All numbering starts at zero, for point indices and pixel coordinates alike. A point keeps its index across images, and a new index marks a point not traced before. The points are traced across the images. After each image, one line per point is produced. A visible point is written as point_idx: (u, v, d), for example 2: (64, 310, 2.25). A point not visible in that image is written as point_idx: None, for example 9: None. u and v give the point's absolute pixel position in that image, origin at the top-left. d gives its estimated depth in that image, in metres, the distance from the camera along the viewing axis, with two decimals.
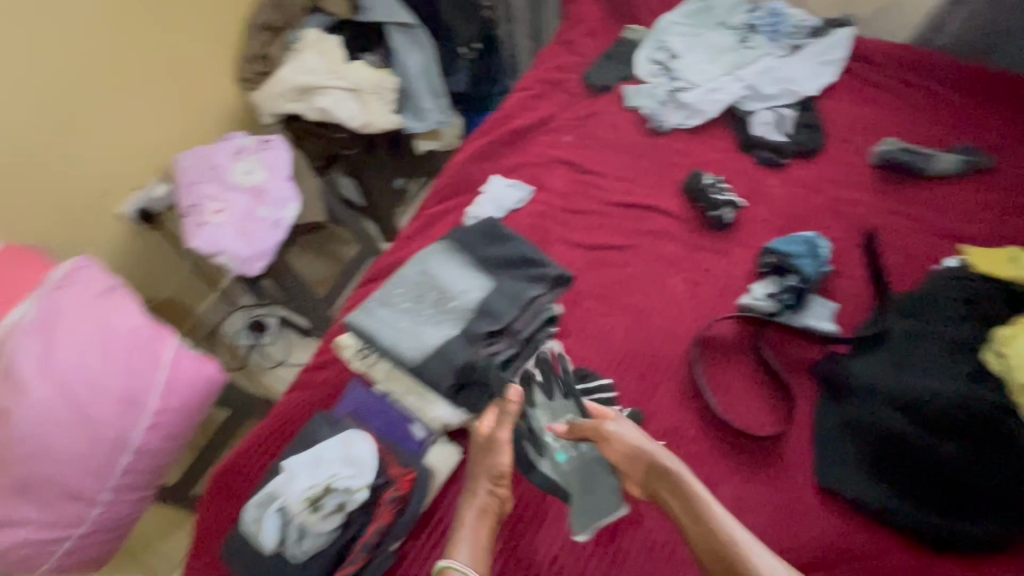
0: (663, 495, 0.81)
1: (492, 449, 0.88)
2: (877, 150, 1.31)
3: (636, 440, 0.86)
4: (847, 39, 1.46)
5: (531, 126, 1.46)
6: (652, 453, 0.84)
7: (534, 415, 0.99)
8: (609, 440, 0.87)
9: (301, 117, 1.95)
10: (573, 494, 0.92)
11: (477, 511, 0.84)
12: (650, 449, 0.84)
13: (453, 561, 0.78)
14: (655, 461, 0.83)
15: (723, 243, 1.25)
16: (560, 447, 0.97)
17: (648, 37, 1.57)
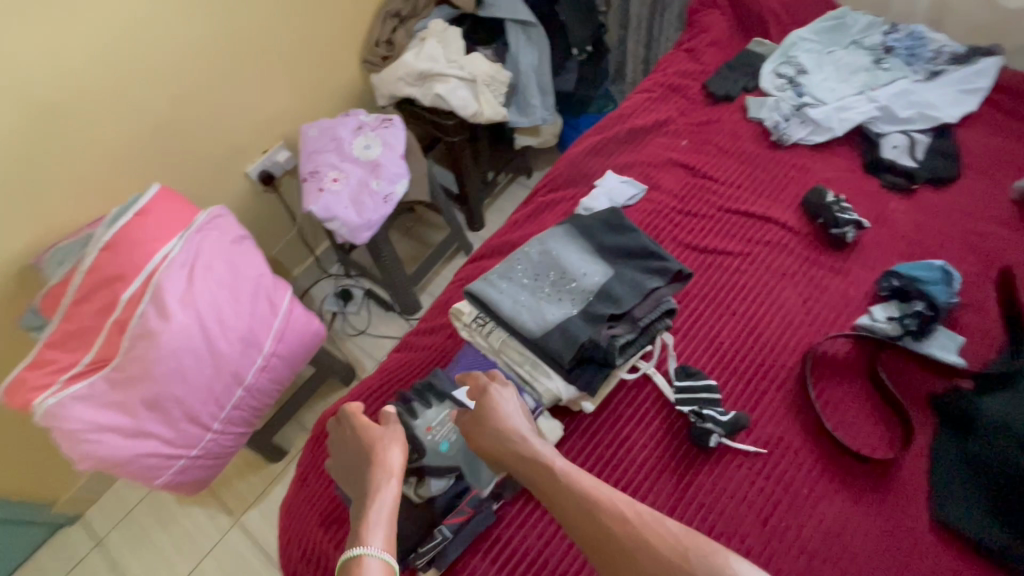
0: (525, 470, 0.82)
1: (377, 439, 0.91)
2: (1020, 185, 1.25)
3: (502, 420, 0.89)
4: (994, 68, 1.40)
5: (649, 126, 1.48)
6: (513, 433, 0.87)
7: (412, 424, 1.01)
8: (479, 424, 0.90)
9: (415, 101, 2.07)
10: (464, 468, 0.99)
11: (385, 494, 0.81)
12: (512, 428, 0.87)
13: (367, 546, 0.73)
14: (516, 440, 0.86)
15: (842, 261, 1.22)
16: (442, 437, 1.00)
17: (774, 51, 1.57)
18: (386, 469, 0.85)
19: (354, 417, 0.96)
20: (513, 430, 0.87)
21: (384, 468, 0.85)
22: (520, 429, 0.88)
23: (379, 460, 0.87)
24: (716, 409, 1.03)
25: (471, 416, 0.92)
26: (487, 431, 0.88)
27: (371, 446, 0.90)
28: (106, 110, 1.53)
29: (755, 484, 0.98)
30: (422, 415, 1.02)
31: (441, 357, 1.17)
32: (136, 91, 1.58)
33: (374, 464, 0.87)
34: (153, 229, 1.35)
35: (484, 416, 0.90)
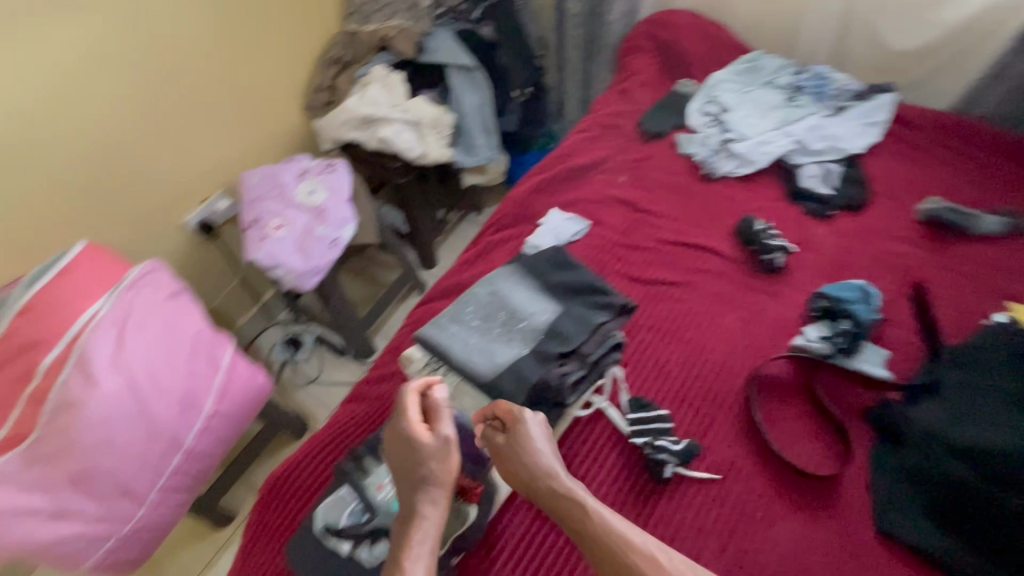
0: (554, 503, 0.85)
1: (430, 450, 0.87)
2: (922, 207, 1.37)
3: (537, 451, 0.90)
4: (890, 103, 1.55)
5: (589, 164, 1.55)
6: (544, 464, 0.88)
7: (364, 481, 0.97)
8: (510, 449, 0.91)
9: (360, 145, 2.07)
10: None
11: (431, 522, 0.83)
12: (543, 460, 0.89)
13: None
14: (545, 472, 0.88)
15: (775, 284, 1.30)
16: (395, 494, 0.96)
17: (699, 91, 1.68)
18: (436, 491, 0.85)
19: (408, 422, 0.89)
20: (544, 462, 0.89)
21: (434, 489, 0.85)
22: (549, 460, 0.89)
23: (427, 479, 0.86)
24: (669, 439, 1.05)
25: (503, 438, 0.93)
26: (523, 462, 0.89)
27: (423, 458, 0.87)
28: (24, 166, 1.46)
29: (714, 510, 1.00)
30: (375, 471, 0.98)
31: (393, 406, 1.14)
32: (57, 145, 1.52)
33: (422, 482, 0.85)
34: (76, 287, 1.27)
35: (514, 443, 0.91)
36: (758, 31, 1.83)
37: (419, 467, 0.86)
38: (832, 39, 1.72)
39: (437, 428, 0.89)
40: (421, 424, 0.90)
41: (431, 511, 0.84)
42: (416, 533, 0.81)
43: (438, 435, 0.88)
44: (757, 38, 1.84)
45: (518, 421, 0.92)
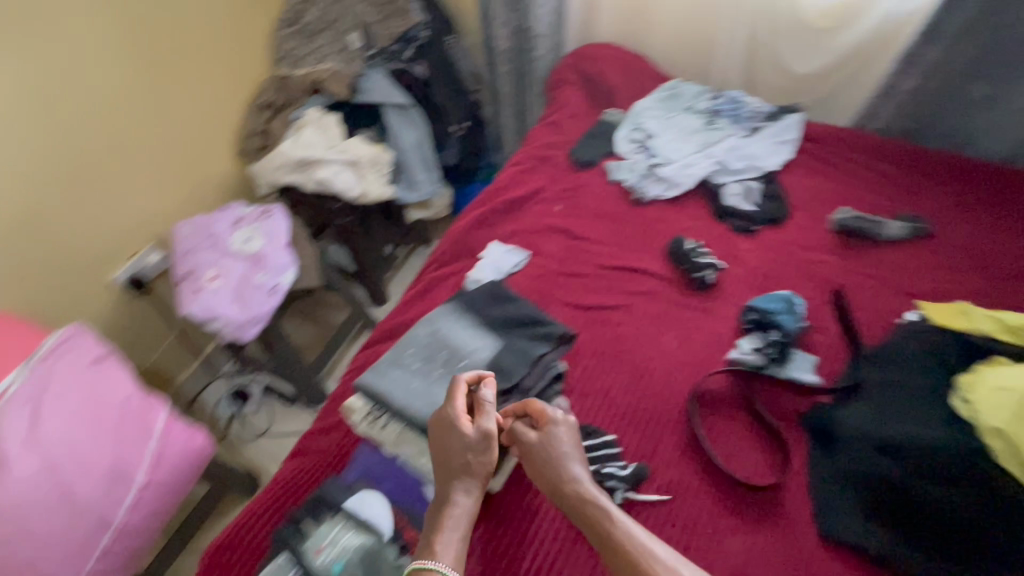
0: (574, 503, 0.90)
1: (468, 444, 0.92)
2: (834, 218, 1.47)
3: (567, 455, 0.94)
4: (797, 123, 1.67)
5: (525, 195, 1.58)
6: (570, 467, 0.93)
7: (302, 547, 0.93)
8: (537, 446, 0.95)
9: (297, 188, 2.05)
10: None
11: (462, 510, 0.90)
12: (569, 463, 0.94)
13: (435, 562, 0.82)
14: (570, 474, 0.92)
15: (708, 300, 1.35)
16: (334, 557, 0.91)
17: (625, 119, 1.76)
18: (469, 481, 0.92)
19: (453, 409, 0.95)
20: (569, 466, 0.93)
21: (468, 480, 0.92)
22: (573, 465, 0.94)
23: (462, 471, 0.92)
24: (617, 464, 1.07)
25: (529, 437, 0.97)
26: (552, 463, 0.93)
27: (461, 451, 0.92)
28: None
29: (667, 532, 1.01)
30: (314, 534, 0.94)
31: (337, 460, 1.09)
32: None
33: (457, 473, 0.92)
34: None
35: (541, 442, 0.96)
36: (675, 60, 1.95)
37: (456, 458, 0.93)
38: (743, 66, 1.85)
39: (479, 420, 0.95)
40: (464, 417, 0.95)
41: (464, 500, 0.91)
42: (449, 518, 0.89)
43: (481, 424, 0.94)
44: (675, 67, 1.96)
45: (551, 422, 0.98)
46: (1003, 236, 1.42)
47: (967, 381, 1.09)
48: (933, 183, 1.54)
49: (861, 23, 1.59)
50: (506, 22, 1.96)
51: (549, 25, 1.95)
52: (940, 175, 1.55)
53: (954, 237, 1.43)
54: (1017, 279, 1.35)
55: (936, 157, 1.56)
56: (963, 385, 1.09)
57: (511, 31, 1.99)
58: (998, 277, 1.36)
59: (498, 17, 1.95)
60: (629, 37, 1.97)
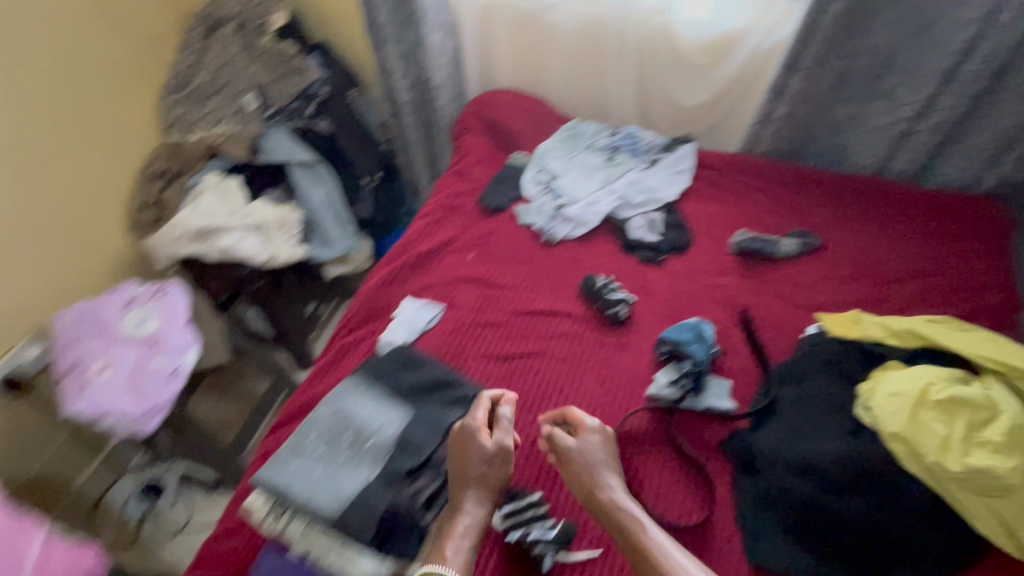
0: (601, 505, 1.00)
1: (486, 454, 0.95)
2: (733, 241, 1.54)
3: (598, 463, 1.05)
4: (690, 152, 1.75)
5: (436, 246, 1.56)
6: (601, 472, 1.04)
7: None
8: (571, 452, 1.06)
9: (199, 259, 1.93)
10: None
11: (471, 521, 0.90)
12: (600, 469, 1.04)
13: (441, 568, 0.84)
14: (600, 479, 1.02)
15: (623, 335, 1.36)
16: None
17: (530, 162, 1.80)
18: (481, 492, 0.93)
19: (473, 420, 0.99)
20: (600, 472, 1.04)
21: (483, 490, 0.93)
22: (605, 472, 1.05)
23: (477, 481, 0.93)
24: (545, 525, 1.03)
25: (564, 444, 1.07)
26: (583, 468, 1.04)
27: (478, 461, 0.95)
28: None
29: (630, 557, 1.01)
30: None
31: (242, 567, 0.98)
32: None
33: (471, 482, 0.93)
34: None
35: (575, 449, 1.06)
36: (574, 102, 2.02)
37: (472, 467, 0.94)
38: (636, 103, 1.94)
39: (496, 433, 0.98)
40: (484, 430, 0.98)
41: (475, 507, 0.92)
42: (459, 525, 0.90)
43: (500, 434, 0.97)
44: (574, 107, 2.04)
45: (588, 431, 1.09)
46: (882, 242, 1.54)
47: (866, 389, 1.15)
48: (816, 199, 1.65)
49: (732, 59, 1.71)
50: (405, 76, 1.97)
51: (448, 76, 1.98)
52: (821, 190, 1.66)
53: (841, 249, 1.53)
54: (898, 283, 1.46)
55: (816, 175, 1.68)
56: (862, 393, 1.15)
57: (411, 82, 2.00)
58: (882, 282, 1.46)
59: (397, 72, 1.95)
60: (527, 82, 2.03)
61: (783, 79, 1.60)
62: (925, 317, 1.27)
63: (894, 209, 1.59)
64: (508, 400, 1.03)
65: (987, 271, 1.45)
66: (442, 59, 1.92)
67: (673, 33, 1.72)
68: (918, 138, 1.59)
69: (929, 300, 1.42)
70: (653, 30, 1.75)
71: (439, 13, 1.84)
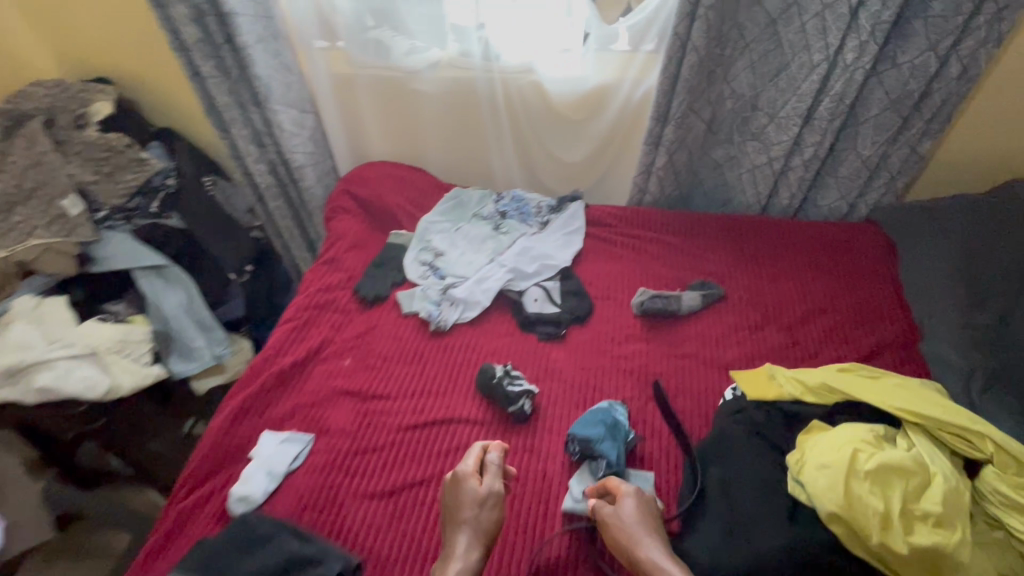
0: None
1: (477, 496, 0.99)
2: (635, 302, 1.43)
3: (638, 526, 0.97)
4: (580, 210, 1.66)
5: (302, 358, 1.31)
6: (645, 538, 0.95)
7: None
8: (617, 523, 0.98)
9: (14, 404, 1.54)
10: None
11: (462, 566, 0.91)
12: (651, 541, 0.95)
13: None
14: (653, 552, 0.93)
15: (529, 437, 1.19)
16: None
17: (412, 240, 1.62)
18: (474, 535, 0.95)
19: (466, 472, 1.03)
20: (652, 543, 0.95)
21: (476, 532, 0.96)
22: (648, 536, 0.96)
23: (471, 523, 0.97)
24: None
25: (611, 515, 0.99)
26: (622, 530, 0.96)
27: (472, 504, 0.98)
28: None
29: None
30: None
31: None
32: None
33: (465, 525, 0.96)
34: None
35: (621, 517, 0.98)
36: (455, 168, 1.89)
37: (465, 510, 0.98)
38: (520, 163, 1.84)
39: (486, 479, 1.03)
40: (475, 477, 1.02)
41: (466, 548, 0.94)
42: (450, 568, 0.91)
43: (489, 485, 1.01)
44: (457, 173, 1.91)
45: (631, 497, 1.01)
46: (781, 284, 1.49)
47: (795, 461, 1.05)
48: (711, 245, 1.60)
49: (605, 112, 1.66)
50: (260, 158, 1.74)
51: (311, 154, 1.77)
52: (715, 234, 1.62)
53: (743, 296, 1.47)
54: (804, 324, 1.40)
55: (705, 220, 1.64)
56: (794, 466, 1.04)
57: (268, 165, 1.77)
58: (789, 326, 1.40)
59: (250, 156, 1.72)
60: (402, 151, 1.87)
61: (658, 130, 1.55)
62: (834, 366, 1.20)
63: (785, 246, 1.57)
64: (496, 446, 1.09)
65: (882, 299, 1.43)
66: (300, 137, 1.72)
67: (543, 88, 1.64)
68: (794, 174, 1.59)
69: (836, 339, 1.37)
70: (522, 90, 1.66)
71: (288, 90, 1.64)
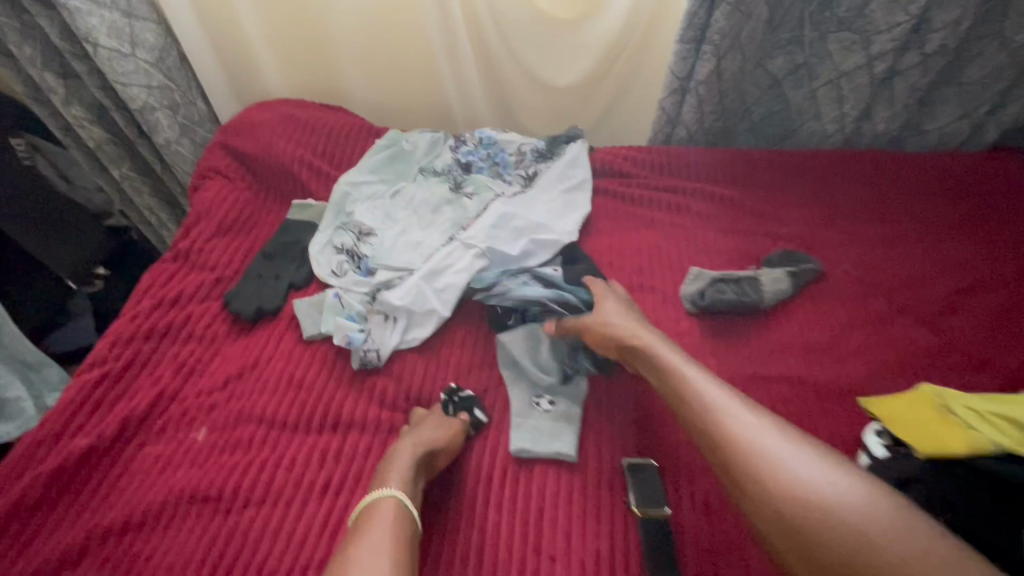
0: (659, 370, 0.72)
1: (438, 419, 0.76)
2: (688, 294, 0.91)
3: (624, 318, 0.79)
4: (582, 154, 1.10)
5: (112, 434, 0.75)
6: (634, 325, 0.78)
7: None
8: (608, 317, 0.80)
9: None
10: None
11: (398, 476, 0.68)
12: (646, 330, 0.77)
13: (373, 497, 0.66)
14: (656, 341, 0.75)
15: (519, 559, 0.67)
16: None
17: (324, 213, 1.02)
18: (416, 478, 0.68)
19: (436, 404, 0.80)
20: (647, 336, 0.76)
21: (420, 447, 0.71)
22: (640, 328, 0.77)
23: (420, 444, 0.71)
24: None
25: (608, 311, 0.81)
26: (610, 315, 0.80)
27: (413, 446, 0.71)
28: None
29: None
30: None
31: None
32: None
33: (413, 450, 0.71)
34: None
35: (605, 312, 0.81)
36: (391, 105, 1.29)
37: (396, 479, 0.67)
38: (485, 91, 1.25)
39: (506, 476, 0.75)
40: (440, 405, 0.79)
41: (388, 521, 0.63)
42: (357, 562, 0.58)
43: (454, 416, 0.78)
44: (395, 117, 1.31)
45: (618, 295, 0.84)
46: (896, 250, 0.98)
47: None
48: (783, 196, 1.06)
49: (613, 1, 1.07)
50: (74, 98, 1.13)
51: (162, 91, 1.14)
52: (786, 181, 1.08)
53: (848, 272, 0.95)
54: (951, 311, 0.89)
55: (769, 159, 1.09)
56: None
57: (91, 109, 1.15)
58: (928, 315, 0.89)
59: (54, 92, 1.10)
60: (313, 88, 1.26)
61: (703, 15, 0.97)
62: None
63: (891, 194, 1.05)
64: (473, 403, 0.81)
65: None
66: (133, 60, 1.08)
67: None
68: (903, 82, 1.05)
69: (1010, 330, 0.86)
70: None
71: None
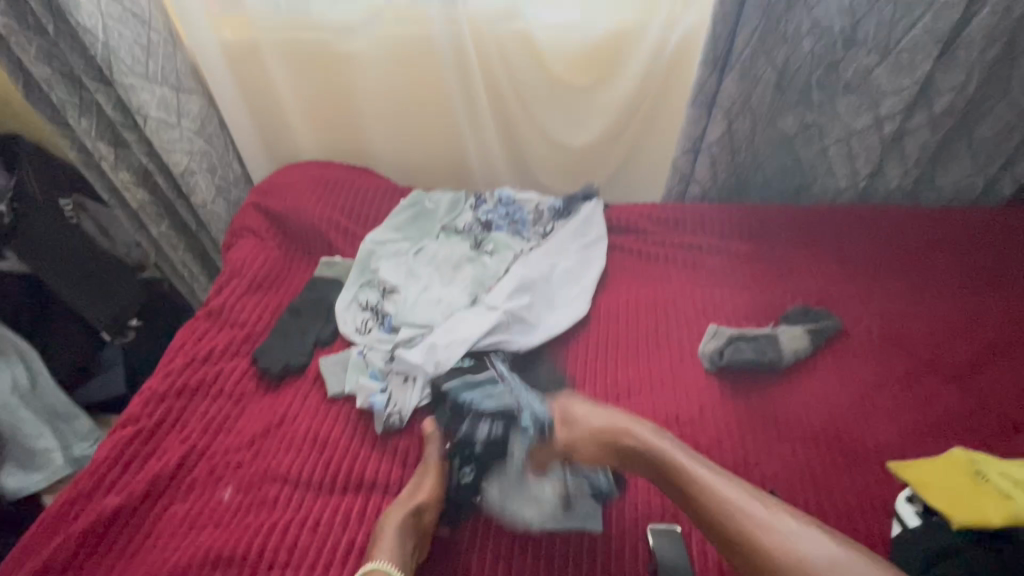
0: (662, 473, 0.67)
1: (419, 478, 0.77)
2: (708, 351, 0.91)
3: (614, 427, 0.73)
4: (596, 213, 1.13)
5: (141, 493, 0.77)
6: (628, 433, 0.72)
7: None
8: (596, 430, 0.73)
9: None
10: None
11: (385, 545, 0.68)
12: (642, 435, 0.71)
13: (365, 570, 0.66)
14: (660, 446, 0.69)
15: None
16: None
17: (349, 270, 1.06)
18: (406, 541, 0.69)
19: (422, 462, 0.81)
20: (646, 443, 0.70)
21: (405, 510, 0.72)
22: (635, 435, 0.72)
23: (406, 507, 0.73)
24: None
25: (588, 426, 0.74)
26: (595, 429, 0.73)
27: (400, 510, 0.72)
28: None
29: None
30: None
31: None
32: None
33: (400, 514, 0.72)
34: None
35: (587, 428, 0.74)
36: (413, 165, 1.35)
37: (387, 546, 0.68)
38: (504, 151, 1.30)
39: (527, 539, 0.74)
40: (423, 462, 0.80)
41: None
42: None
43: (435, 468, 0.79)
44: (417, 175, 1.38)
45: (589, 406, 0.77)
46: (918, 307, 0.97)
47: None
48: (799, 252, 1.07)
49: (625, 68, 1.14)
50: (121, 163, 1.20)
51: (202, 156, 1.22)
52: (801, 236, 1.09)
53: (870, 329, 0.94)
54: (979, 370, 0.88)
55: (783, 215, 1.11)
56: None
57: (135, 173, 1.23)
58: (955, 375, 0.87)
59: (104, 159, 1.18)
60: (341, 150, 1.34)
61: (713, 82, 1.02)
62: None
63: (908, 249, 1.06)
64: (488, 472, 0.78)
65: None
66: (178, 129, 1.16)
67: (532, 38, 1.11)
68: (912, 140, 1.08)
69: None
70: (502, 46, 1.13)
71: (147, 57, 1.08)
